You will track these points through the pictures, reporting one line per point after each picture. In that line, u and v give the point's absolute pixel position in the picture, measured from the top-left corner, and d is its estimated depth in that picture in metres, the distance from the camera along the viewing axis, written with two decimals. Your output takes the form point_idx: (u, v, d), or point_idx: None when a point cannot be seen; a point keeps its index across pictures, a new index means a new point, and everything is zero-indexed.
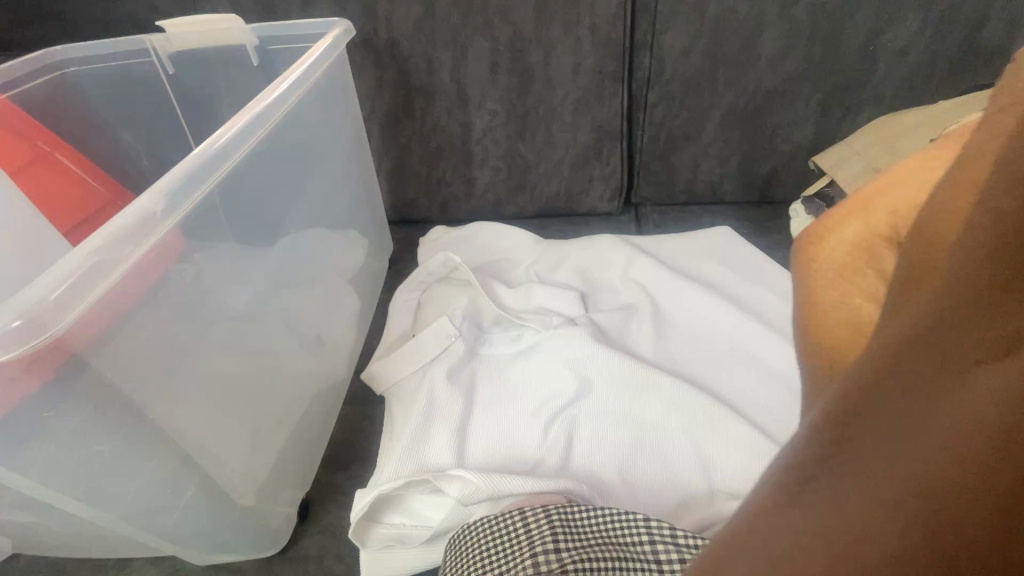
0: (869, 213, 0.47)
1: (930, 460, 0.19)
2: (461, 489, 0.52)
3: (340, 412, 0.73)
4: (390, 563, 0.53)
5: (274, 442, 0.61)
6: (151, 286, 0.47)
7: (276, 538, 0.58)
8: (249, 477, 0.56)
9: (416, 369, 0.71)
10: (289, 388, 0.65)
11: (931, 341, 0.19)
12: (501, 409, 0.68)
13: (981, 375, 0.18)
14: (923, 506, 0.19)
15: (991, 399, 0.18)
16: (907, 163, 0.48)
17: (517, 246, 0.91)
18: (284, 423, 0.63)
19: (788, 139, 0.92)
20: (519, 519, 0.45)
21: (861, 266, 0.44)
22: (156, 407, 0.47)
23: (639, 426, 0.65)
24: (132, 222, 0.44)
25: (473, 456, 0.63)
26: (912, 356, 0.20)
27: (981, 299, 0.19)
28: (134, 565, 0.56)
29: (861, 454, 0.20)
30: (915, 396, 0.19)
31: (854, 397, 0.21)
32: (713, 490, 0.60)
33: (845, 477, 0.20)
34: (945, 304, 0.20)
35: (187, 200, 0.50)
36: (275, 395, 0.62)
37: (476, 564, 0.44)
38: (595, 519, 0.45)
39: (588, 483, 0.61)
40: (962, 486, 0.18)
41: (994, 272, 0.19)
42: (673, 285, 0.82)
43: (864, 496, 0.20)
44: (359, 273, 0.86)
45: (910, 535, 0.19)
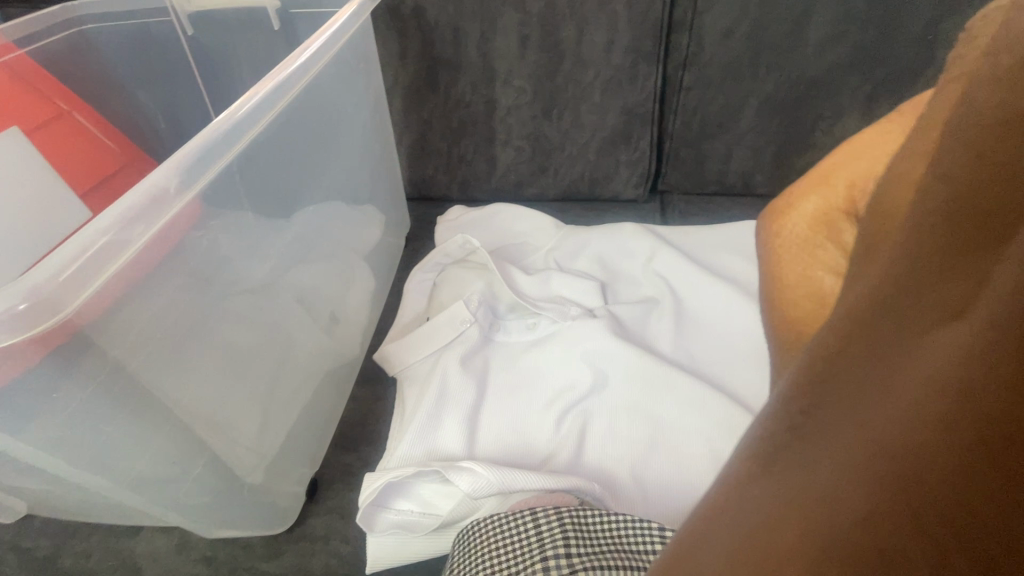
0: (827, 188, 0.48)
1: (894, 420, 0.18)
2: (471, 482, 0.51)
3: (351, 391, 0.72)
4: (398, 547, 0.53)
5: (284, 420, 0.60)
6: (160, 261, 0.46)
7: (285, 516, 0.58)
8: (260, 454, 0.56)
9: (429, 353, 0.70)
10: (302, 365, 0.64)
11: (888, 306, 0.19)
12: (513, 399, 0.67)
13: (941, 333, 0.17)
14: (891, 468, 0.17)
15: (951, 357, 0.17)
16: (846, 145, 0.51)
17: (538, 231, 0.88)
18: (295, 402, 0.62)
19: (829, 132, 0.87)
20: (530, 521, 0.44)
21: (822, 238, 0.46)
22: (166, 386, 0.47)
23: (654, 424, 0.63)
24: (142, 201, 0.42)
25: (484, 446, 0.62)
26: (871, 323, 0.19)
27: (940, 255, 0.18)
28: (145, 533, 0.57)
29: (824, 432, 0.19)
30: (875, 362, 0.19)
31: (813, 373, 0.20)
32: None
33: (816, 452, 0.19)
34: (909, 268, 0.18)
35: (203, 174, 0.48)
36: (288, 372, 0.62)
37: (484, 563, 0.43)
38: (609, 526, 0.44)
39: (599, 482, 0.59)
40: (930, 446, 0.17)
41: (957, 229, 0.17)
42: (697, 280, 0.79)
43: (833, 465, 0.19)
44: (375, 250, 0.84)
45: (875, 499, 0.17)
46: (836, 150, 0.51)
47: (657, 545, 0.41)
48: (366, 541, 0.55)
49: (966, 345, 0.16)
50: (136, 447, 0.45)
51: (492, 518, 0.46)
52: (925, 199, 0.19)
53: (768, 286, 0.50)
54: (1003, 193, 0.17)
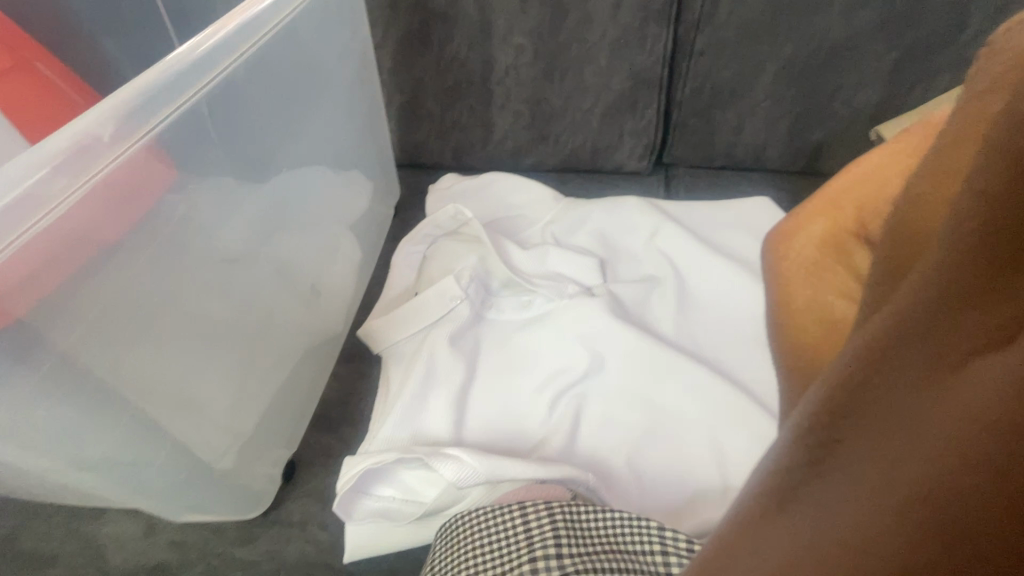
0: (835, 207, 0.39)
1: (930, 459, 0.17)
2: (457, 472, 0.48)
3: (333, 368, 0.68)
4: (379, 537, 0.50)
5: (259, 400, 0.56)
6: (104, 225, 0.41)
7: (258, 501, 0.54)
8: (230, 435, 0.52)
9: (416, 330, 0.66)
10: (280, 341, 0.60)
11: (914, 330, 0.18)
12: (504, 381, 0.63)
13: (980, 366, 0.16)
14: (928, 513, 0.17)
15: (993, 393, 0.16)
16: (875, 155, 0.38)
17: (535, 203, 0.83)
18: (270, 380, 0.58)
19: (849, 103, 0.82)
20: (519, 515, 0.41)
21: (832, 262, 0.37)
22: (122, 361, 0.43)
23: (652, 409, 0.60)
24: (68, 145, 0.36)
25: (472, 431, 0.59)
26: (900, 349, 0.18)
27: (970, 281, 0.17)
28: (110, 514, 0.54)
29: (851, 459, 0.18)
30: (905, 396, 0.18)
31: (839, 397, 0.19)
32: (727, 486, 0.55)
33: (837, 485, 0.19)
34: (927, 296, 0.18)
35: (156, 113, 0.43)
36: (263, 348, 0.58)
37: (469, 562, 0.40)
38: (603, 524, 0.40)
39: (592, 470, 0.56)
40: (965, 488, 0.16)
41: (992, 254, 0.16)
42: (702, 259, 0.75)
43: (859, 501, 0.18)
44: (362, 219, 0.79)
45: (907, 543, 0.17)
46: (880, 155, 0.38)
47: (655, 546, 0.38)
48: (345, 529, 0.52)
49: (1004, 383, 0.16)
50: (89, 435, 0.41)
51: (479, 512, 0.42)
52: (953, 213, 0.18)
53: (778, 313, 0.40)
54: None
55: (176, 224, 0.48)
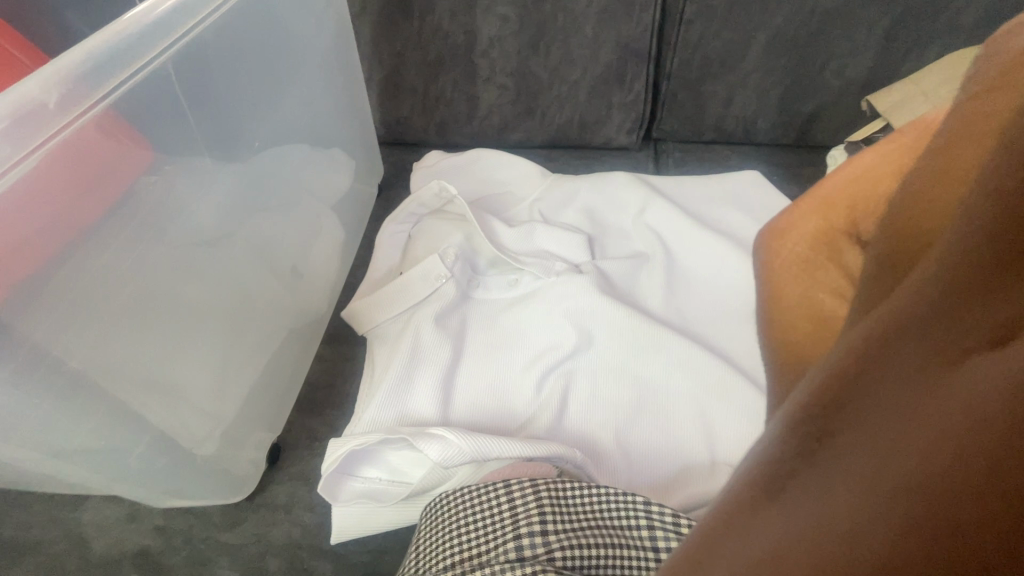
0: (829, 207, 0.38)
1: (921, 454, 0.14)
2: (441, 452, 0.47)
3: (317, 350, 0.67)
4: (365, 517, 0.50)
5: (240, 384, 0.55)
6: (56, 203, 0.39)
7: (243, 484, 0.54)
8: (210, 420, 0.51)
9: (401, 311, 0.65)
10: (261, 324, 0.59)
11: (920, 320, 0.15)
12: (491, 360, 0.62)
13: (986, 358, 0.14)
14: (914, 511, 0.13)
15: (998, 384, 0.13)
16: (869, 154, 0.38)
17: (522, 180, 0.81)
18: (252, 364, 0.57)
19: (840, 74, 0.80)
20: (503, 494, 0.40)
21: (823, 261, 0.36)
22: (94, 349, 0.41)
23: (640, 385, 0.60)
24: (12, 116, 0.34)
25: (459, 411, 0.58)
26: (900, 340, 0.15)
27: (984, 263, 0.14)
28: (92, 502, 0.53)
29: (838, 459, 0.15)
30: (903, 386, 0.15)
31: (829, 389, 0.16)
32: (715, 461, 0.55)
33: (820, 480, 0.15)
34: (943, 280, 0.15)
35: (110, 79, 0.41)
36: (243, 331, 0.56)
37: (453, 541, 0.39)
38: (589, 501, 0.40)
39: (580, 447, 0.56)
40: (962, 488, 0.13)
41: (1004, 240, 0.14)
42: (691, 234, 0.74)
43: (840, 500, 0.15)
44: (344, 199, 0.77)
45: (887, 547, 0.13)
46: (864, 160, 0.38)
47: (641, 520, 0.38)
48: (331, 511, 0.52)
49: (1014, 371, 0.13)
50: (65, 426, 0.39)
51: (464, 491, 0.42)
52: (964, 208, 0.16)
53: (767, 310, 0.37)
54: None
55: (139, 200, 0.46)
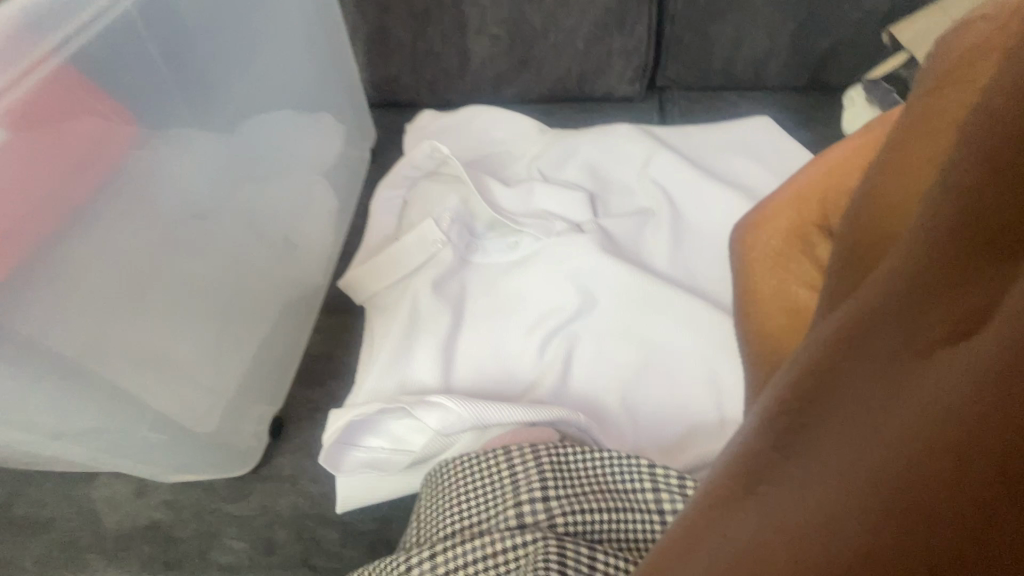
0: (803, 204, 0.41)
1: (897, 441, 0.14)
2: (441, 419, 0.47)
3: (316, 322, 0.66)
4: (370, 485, 0.50)
5: (238, 359, 0.54)
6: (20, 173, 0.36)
7: (245, 458, 0.54)
8: (210, 395, 0.51)
9: (398, 278, 0.63)
10: (257, 296, 0.58)
11: (883, 313, 0.16)
12: (492, 325, 0.61)
13: (951, 352, 0.14)
14: (891, 499, 0.14)
15: (964, 377, 0.14)
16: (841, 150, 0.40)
17: (519, 137, 0.78)
18: (250, 339, 0.56)
19: (859, 5, 0.74)
20: (503, 460, 0.39)
21: (797, 254, 0.39)
22: (84, 332, 0.40)
23: (646, 345, 0.58)
24: None
25: (460, 378, 0.57)
26: (869, 332, 0.16)
27: (944, 267, 0.16)
28: (101, 479, 0.53)
29: (816, 445, 0.15)
30: (873, 378, 0.15)
31: (803, 380, 0.16)
32: (724, 419, 0.54)
33: (800, 468, 0.15)
34: (903, 280, 0.16)
35: (60, 35, 0.38)
36: (238, 305, 0.55)
37: (454, 509, 0.39)
38: (591, 464, 0.39)
39: (585, 410, 0.55)
40: (935, 473, 0.14)
41: (958, 252, 0.16)
42: (699, 186, 0.70)
43: (823, 484, 0.15)
44: (336, 165, 0.74)
45: (871, 533, 0.14)
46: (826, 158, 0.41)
47: (645, 482, 0.37)
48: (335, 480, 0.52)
49: (978, 364, 0.14)
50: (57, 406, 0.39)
51: (464, 458, 0.41)
52: (922, 223, 0.17)
53: (747, 304, 0.41)
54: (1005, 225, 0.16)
55: (119, 170, 0.43)
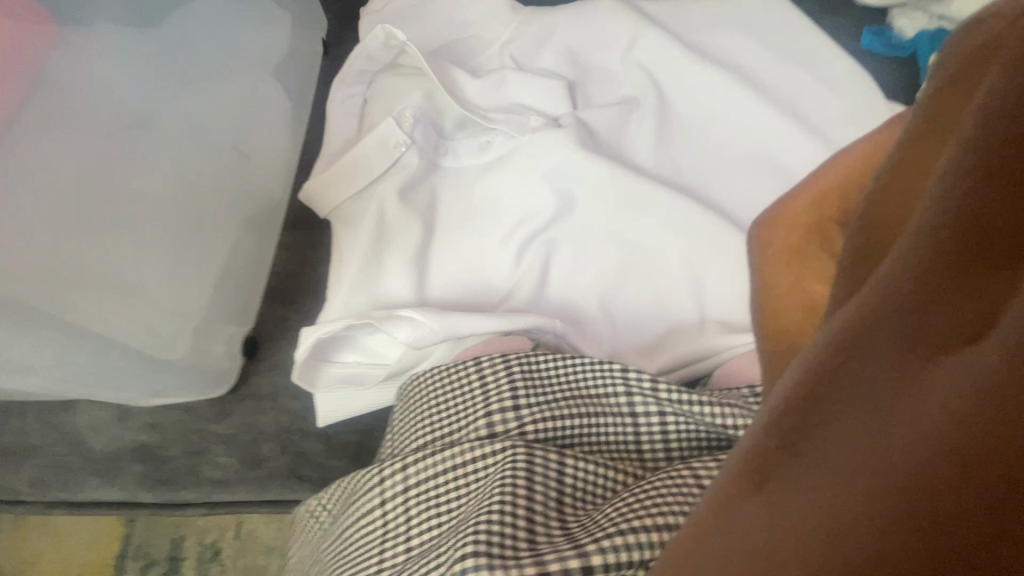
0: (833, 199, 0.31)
1: (904, 443, 0.15)
2: (412, 333, 0.45)
3: (281, 239, 0.62)
4: (347, 398, 0.50)
5: (202, 282, 0.52)
6: None
7: (222, 380, 0.53)
8: (175, 319, 0.49)
9: (362, 188, 0.59)
10: (211, 216, 0.53)
11: (890, 315, 0.16)
12: (466, 233, 0.57)
13: (957, 356, 0.15)
14: (901, 504, 0.15)
15: (972, 382, 0.14)
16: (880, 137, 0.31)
17: (490, 18, 0.68)
18: (211, 260, 0.53)
19: None
20: (474, 371, 0.38)
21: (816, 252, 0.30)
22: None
23: (626, 247, 0.55)
24: None
25: (435, 289, 0.55)
26: (875, 332, 0.16)
27: (947, 266, 0.16)
28: (81, 405, 0.53)
29: (823, 447, 0.16)
30: (881, 381, 0.16)
31: (805, 382, 0.17)
32: (704, 320, 0.53)
33: (807, 466, 0.16)
34: (904, 280, 0.17)
35: None
36: (191, 227, 0.51)
37: (426, 421, 0.38)
38: (563, 370, 0.38)
39: (563, 316, 0.54)
40: (941, 476, 0.14)
41: (953, 252, 0.16)
42: (689, 70, 0.63)
43: (833, 489, 0.16)
44: (286, 59, 0.65)
45: (883, 534, 0.15)
46: (872, 144, 0.32)
47: (619, 388, 0.37)
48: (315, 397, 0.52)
49: (985, 369, 0.14)
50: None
51: (434, 371, 0.40)
52: (920, 219, 0.17)
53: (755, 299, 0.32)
54: (1006, 224, 0.16)
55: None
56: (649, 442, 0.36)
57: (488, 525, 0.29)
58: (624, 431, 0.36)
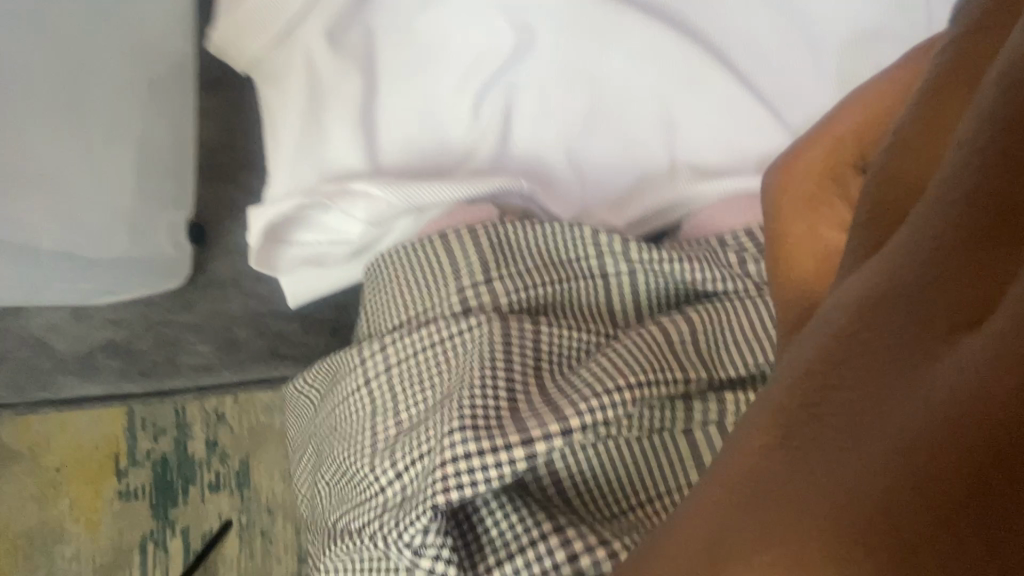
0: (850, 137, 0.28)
1: (893, 442, 0.13)
2: (370, 209, 0.42)
3: (198, 103, 0.53)
4: (315, 279, 0.49)
5: (116, 165, 0.46)
6: None
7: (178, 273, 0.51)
8: (99, 207, 0.45)
9: (279, 32, 0.49)
10: (97, 82, 0.45)
11: (889, 307, 0.14)
12: (415, 84, 0.50)
13: (957, 344, 0.13)
14: (894, 513, 0.13)
15: (973, 374, 0.13)
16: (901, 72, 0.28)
17: None
18: (119, 139, 0.46)
19: None
20: (442, 249, 0.37)
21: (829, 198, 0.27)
22: None
23: (594, 89, 0.50)
24: None
25: (388, 153, 0.50)
26: (871, 323, 0.15)
27: (953, 246, 0.14)
28: (29, 310, 0.50)
29: (808, 455, 0.15)
30: (873, 379, 0.14)
31: (799, 387, 0.15)
32: (675, 166, 0.51)
33: (789, 475, 0.15)
34: (910, 267, 0.14)
35: None
36: (75, 97, 0.44)
37: (398, 306, 0.38)
38: (535, 241, 0.37)
39: (528, 174, 0.50)
40: (937, 479, 0.13)
41: (964, 230, 0.14)
42: None
43: (818, 499, 0.14)
44: None
45: (871, 546, 0.13)
46: (898, 79, 0.28)
47: (591, 254, 0.36)
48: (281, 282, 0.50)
49: (986, 356, 0.13)
50: None
51: (399, 251, 0.38)
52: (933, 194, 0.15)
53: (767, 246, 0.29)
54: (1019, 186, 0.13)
55: None
56: (619, 299, 0.37)
57: (471, 400, 0.31)
58: (595, 292, 0.37)
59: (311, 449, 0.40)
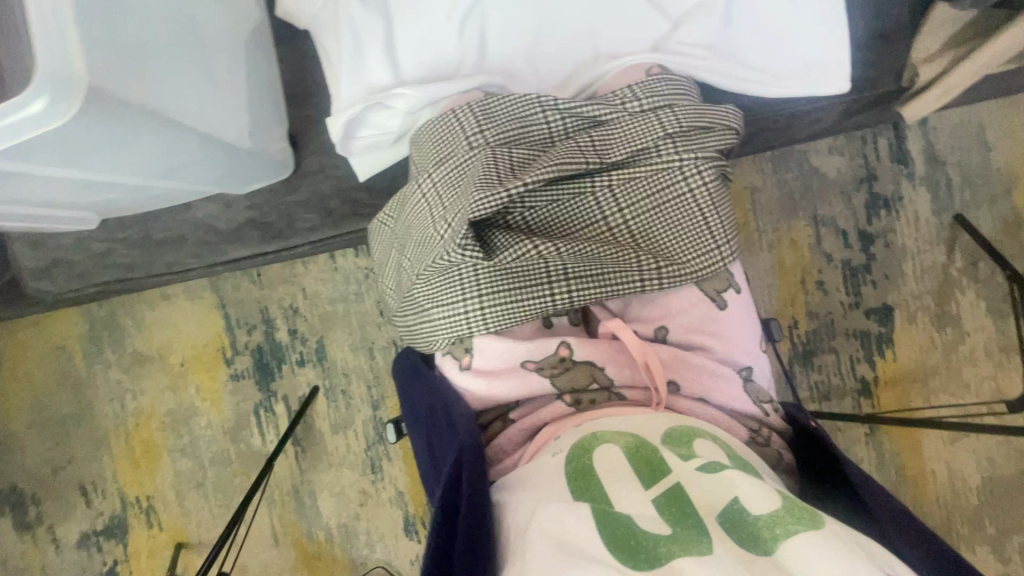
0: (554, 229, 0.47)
1: None
2: (405, 103, 0.67)
3: (280, 77, 0.78)
4: (380, 158, 0.74)
5: (234, 85, 0.68)
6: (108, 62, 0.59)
7: (287, 145, 0.77)
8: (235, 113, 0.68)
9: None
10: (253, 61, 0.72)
11: None
12: (416, 20, 0.69)
13: None
14: None
15: None
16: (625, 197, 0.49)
17: None
18: (237, 68, 0.69)
19: None
20: (465, 112, 0.61)
21: None
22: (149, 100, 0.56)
23: (542, 8, 0.70)
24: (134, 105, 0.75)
25: (407, 71, 0.70)
26: None
27: None
28: (172, 211, 0.80)
29: None
30: None
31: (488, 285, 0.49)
32: (597, 54, 0.70)
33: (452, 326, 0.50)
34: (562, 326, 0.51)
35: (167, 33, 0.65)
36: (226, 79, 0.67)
37: (440, 146, 0.62)
38: (514, 100, 0.61)
39: (502, 73, 0.70)
40: None
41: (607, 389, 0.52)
42: None
43: None
44: None
45: None
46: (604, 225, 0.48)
47: (553, 114, 0.61)
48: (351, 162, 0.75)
49: None
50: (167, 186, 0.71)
51: (447, 114, 0.62)
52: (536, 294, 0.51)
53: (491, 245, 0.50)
54: None
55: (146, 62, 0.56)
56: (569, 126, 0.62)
57: (489, 183, 0.55)
58: (552, 123, 0.62)
59: (399, 257, 0.66)
